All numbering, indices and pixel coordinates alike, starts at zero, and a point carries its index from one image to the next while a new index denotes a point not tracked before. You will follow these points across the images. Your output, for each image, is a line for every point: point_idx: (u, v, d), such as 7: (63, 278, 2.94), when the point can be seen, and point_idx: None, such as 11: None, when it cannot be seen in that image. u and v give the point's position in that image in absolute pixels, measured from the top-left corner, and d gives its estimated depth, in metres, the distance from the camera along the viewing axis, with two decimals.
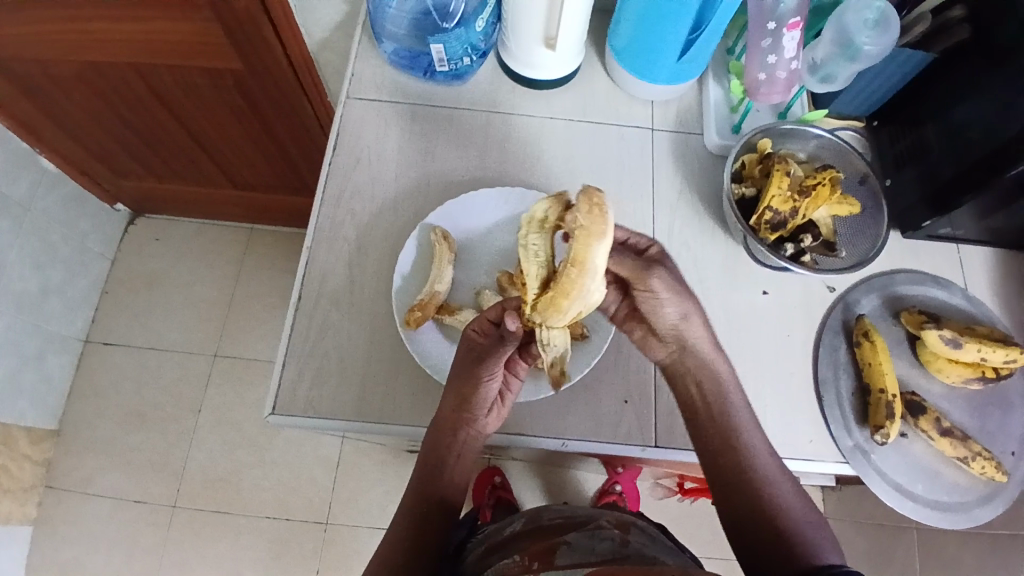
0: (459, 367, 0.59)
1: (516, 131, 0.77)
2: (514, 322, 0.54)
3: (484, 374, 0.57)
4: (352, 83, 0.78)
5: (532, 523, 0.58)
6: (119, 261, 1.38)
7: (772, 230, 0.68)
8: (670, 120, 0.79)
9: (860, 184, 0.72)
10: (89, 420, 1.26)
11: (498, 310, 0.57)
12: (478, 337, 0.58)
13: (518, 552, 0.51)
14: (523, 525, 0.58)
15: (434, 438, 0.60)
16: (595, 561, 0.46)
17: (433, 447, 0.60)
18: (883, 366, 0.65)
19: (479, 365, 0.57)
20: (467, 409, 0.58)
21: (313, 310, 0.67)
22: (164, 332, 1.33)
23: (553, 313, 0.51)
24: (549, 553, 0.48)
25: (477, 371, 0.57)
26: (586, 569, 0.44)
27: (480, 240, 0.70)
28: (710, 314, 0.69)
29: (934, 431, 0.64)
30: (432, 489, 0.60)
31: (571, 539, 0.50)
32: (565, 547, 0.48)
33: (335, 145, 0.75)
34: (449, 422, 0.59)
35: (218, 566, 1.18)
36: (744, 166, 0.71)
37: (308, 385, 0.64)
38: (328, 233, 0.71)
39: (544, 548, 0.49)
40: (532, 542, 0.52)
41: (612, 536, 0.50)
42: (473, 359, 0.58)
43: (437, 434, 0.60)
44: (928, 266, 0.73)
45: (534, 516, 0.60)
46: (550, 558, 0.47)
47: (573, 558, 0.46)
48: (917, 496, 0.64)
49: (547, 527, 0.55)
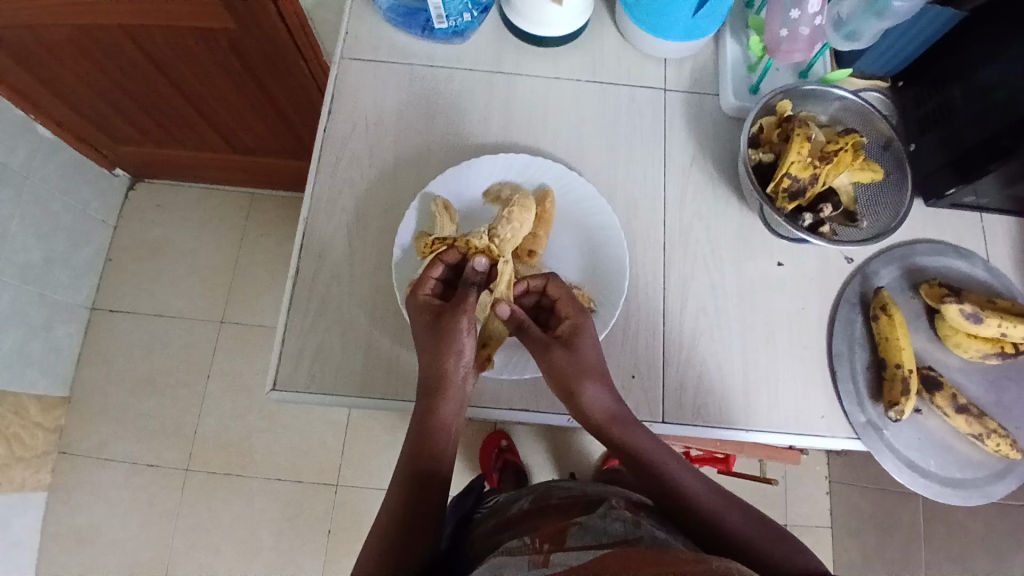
0: (424, 324, 0.57)
1: (520, 93, 0.73)
2: (481, 261, 0.58)
3: (452, 323, 0.56)
4: (347, 42, 0.74)
5: (541, 503, 0.56)
6: (121, 228, 1.36)
7: (789, 199, 0.64)
8: (682, 80, 0.75)
9: (884, 149, 0.69)
10: (100, 388, 1.27)
11: (441, 267, 0.59)
12: (429, 303, 0.58)
13: (528, 533, 0.50)
14: (531, 503, 0.57)
15: (422, 405, 0.57)
16: (607, 544, 0.45)
17: (422, 414, 0.57)
18: (900, 341, 0.62)
19: (452, 319, 0.56)
20: (449, 361, 0.56)
21: (313, 283, 0.65)
22: (169, 299, 1.33)
23: (524, 215, 0.62)
24: (559, 534, 0.47)
25: (446, 324, 0.56)
26: (595, 553, 0.43)
27: (485, 209, 0.68)
28: (722, 286, 0.67)
29: (949, 407, 0.62)
30: (428, 462, 0.55)
31: (582, 520, 0.48)
32: (576, 529, 0.47)
33: (331, 108, 0.71)
34: (431, 385, 0.57)
35: (232, 527, 1.20)
36: (761, 130, 0.67)
37: (309, 362, 0.63)
38: (327, 202, 0.68)
39: (555, 530, 0.48)
40: (543, 524, 0.51)
41: (624, 515, 0.48)
42: (435, 317, 0.57)
43: (429, 397, 0.57)
44: (948, 234, 0.70)
45: (542, 495, 0.59)
46: (561, 539, 0.46)
47: (585, 541, 0.45)
48: (929, 473, 0.63)
49: (556, 507, 0.54)
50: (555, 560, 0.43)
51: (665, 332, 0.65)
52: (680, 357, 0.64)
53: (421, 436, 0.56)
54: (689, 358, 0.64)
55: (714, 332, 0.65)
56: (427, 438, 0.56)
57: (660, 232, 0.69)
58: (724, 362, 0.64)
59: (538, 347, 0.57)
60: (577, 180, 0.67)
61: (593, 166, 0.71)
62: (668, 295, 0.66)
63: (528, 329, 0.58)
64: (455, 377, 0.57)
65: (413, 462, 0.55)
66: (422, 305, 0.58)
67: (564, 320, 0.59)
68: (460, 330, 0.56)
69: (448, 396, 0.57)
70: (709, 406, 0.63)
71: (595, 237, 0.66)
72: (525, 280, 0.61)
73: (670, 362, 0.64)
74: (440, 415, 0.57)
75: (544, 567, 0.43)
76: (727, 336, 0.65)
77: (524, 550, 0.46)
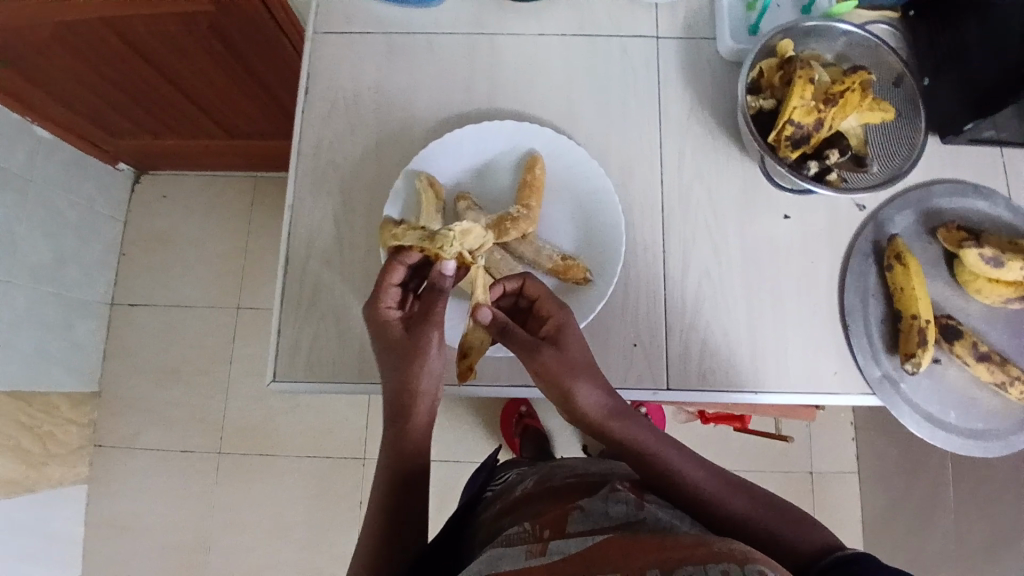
0: (388, 335, 0.56)
1: (505, 56, 0.70)
2: (451, 265, 0.55)
3: (417, 337, 0.55)
4: (321, 15, 0.71)
5: (543, 484, 0.56)
6: (130, 222, 1.37)
7: (793, 148, 0.60)
8: (675, 26, 0.70)
9: (895, 87, 0.64)
10: (126, 380, 1.30)
11: (400, 270, 0.57)
12: (390, 318, 0.56)
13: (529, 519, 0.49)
14: (535, 485, 0.57)
15: (395, 419, 0.56)
16: (607, 528, 0.44)
17: (399, 426, 0.55)
18: (917, 291, 0.59)
19: (423, 328, 0.55)
20: (420, 372, 0.55)
21: (305, 271, 0.64)
22: (184, 289, 1.34)
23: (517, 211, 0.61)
24: (558, 519, 0.46)
25: (410, 336, 0.55)
26: (596, 538, 0.42)
27: (473, 183, 0.66)
28: (725, 245, 0.64)
29: (969, 356, 0.60)
30: (420, 450, 0.55)
31: (583, 504, 0.48)
32: (577, 513, 0.46)
33: (309, 88, 0.69)
34: (401, 400, 0.55)
35: (266, 505, 1.25)
36: (761, 74, 0.62)
37: (306, 350, 0.63)
38: (311, 187, 0.67)
39: (556, 515, 0.47)
40: (544, 509, 0.51)
41: (627, 496, 0.48)
42: (399, 330, 0.56)
43: (404, 411, 0.55)
44: (967, 174, 0.66)
45: (545, 476, 0.58)
46: (562, 525, 0.46)
47: (585, 525, 0.44)
48: (950, 426, 0.61)
49: (559, 489, 0.53)
50: (555, 547, 0.43)
51: (667, 298, 0.63)
52: (684, 323, 0.62)
53: (394, 448, 0.55)
54: (693, 323, 0.62)
55: (719, 296, 0.63)
56: (404, 448, 0.55)
57: (658, 194, 0.66)
58: (730, 324, 0.62)
59: (525, 349, 0.55)
60: (569, 146, 0.64)
61: (585, 129, 0.68)
62: (668, 260, 0.64)
63: (512, 332, 0.56)
64: (426, 389, 0.55)
65: (406, 455, 0.55)
66: (383, 323, 0.56)
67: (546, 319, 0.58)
68: (429, 345, 0.55)
69: (420, 408, 0.55)
70: (716, 369, 0.61)
71: (590, 203, 0.64)
72: (500, 282, 0.59)
73: (673, 329, 0.62)
74: (414, 429, 0.55)
75: (544, 554, 0.43)
76: (732, 297, 0.63)
77: (522, 540, 0.45)
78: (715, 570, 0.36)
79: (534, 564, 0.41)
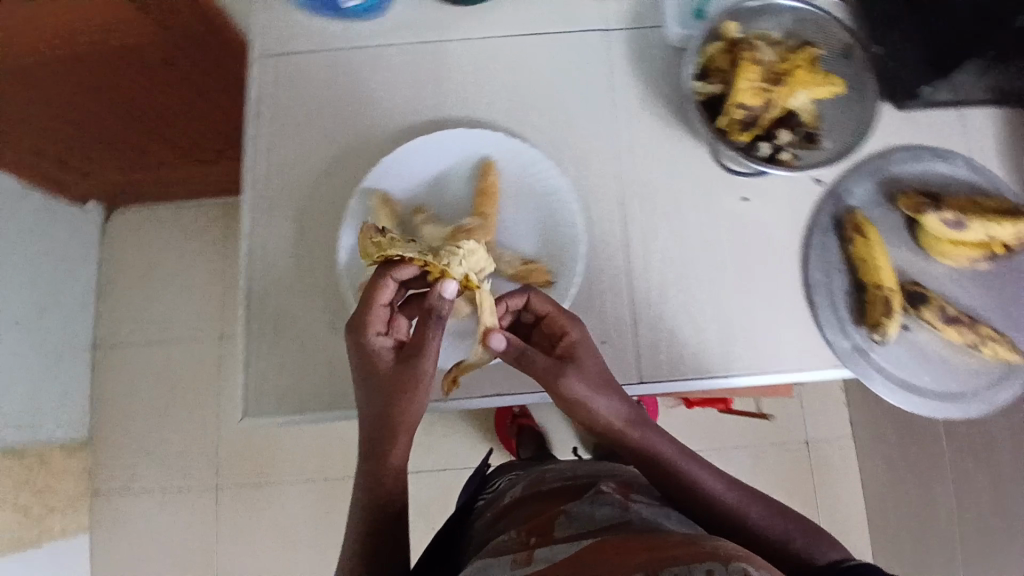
0: (375, 369, 0.56)
1: (451, 62, 0.69)
2: (452, 286, 0.55)
3: (410, 370, 0.55)
4: (261, 38, 0.70)
5: (530, 491, 0.56)
6: (105, 261, 1.35)
7: (743, 130, 0.60)
8: (620, 16, 0.70)
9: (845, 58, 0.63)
10: (117, 421, 1.29)
11: (388, 286, 0.56)
12: (379, 351, 0.56)
13: (516, 526, 0.49)
14: (524, 490, 0.57)
15: (373, 453, 0.57)
16: (595, 531, 0.44)
17: (375, 463, 0.57)
18: (878, 262, 0.60)
19: (411, 362, 0.55)
20: (402, 406, 0.55)
21: (268, 300, 0.64)
22: (166, 323, 1.33)
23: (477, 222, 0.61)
24: (546, 525, 0.46)
25: (397, 370, 0.55)
26: (583, 542, 0.42)
27: (429, 195, 0.65)
28: (686, 233, 0.64)
29: (938, 319, 0.60)
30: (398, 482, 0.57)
31: (570, 509, 0.48)
32: (564, 518, 0.46)
33: (256, 114, 0.68)
34: (380, 433, 0.56)
35: (270, 532, 1.24)
36: (709, 59, 0.62)
37: (275, 379, 0.62)
38: (268, 215, 0.66)
39: (543, 521, 0.47)
40: (531, 515, 0.50)
41: (614, 499, 0.48)
42: (388, 364, 0.56)
43: (380, 447, 0.57)
44: (925, 138, 0.66)
45: (534, 480, 0.58)
46: (548, 531, 0.45)
47: (573, 529, 0.44)
48: (925, 390, 0.61)
49: (548, 493, 0.53)
50: (540, 554, 0.42)
51: (632, 291, 0.63)
52: (651, 314, 0.62)
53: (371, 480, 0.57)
54: (660, 315, 0.62)
55: (684, 283, 0.63)
56: (379, 482, 0.57)
57: (616, 188, 0.65)
58: (697, 311, 0.62)
59: (546, 374, 0.55)
60: (521, 148, 0.64)
61: (539, 128, 0.68)
62: (632, 253, 0.64)
63: (529, 357, 0.56)
64: (409, 421, 0.56)
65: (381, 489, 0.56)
66: (371, 357, 0.56)
67: (562, 337, 0.58)
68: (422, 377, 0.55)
69: (398, 443, 0.56)
70: (686, 357, 0.61)
71: (547, 205, 0.64)
72: (504, 300, 0.58)
73: (640, 321, 0.62)
74: (391, 462, 0.57)
75: (529, 562, 0.42)
76: (697, 284, 0.63)
77: (509, 548, 0.45)
78: (700, 568, 0.36)
79: (520, 573, 0.41)
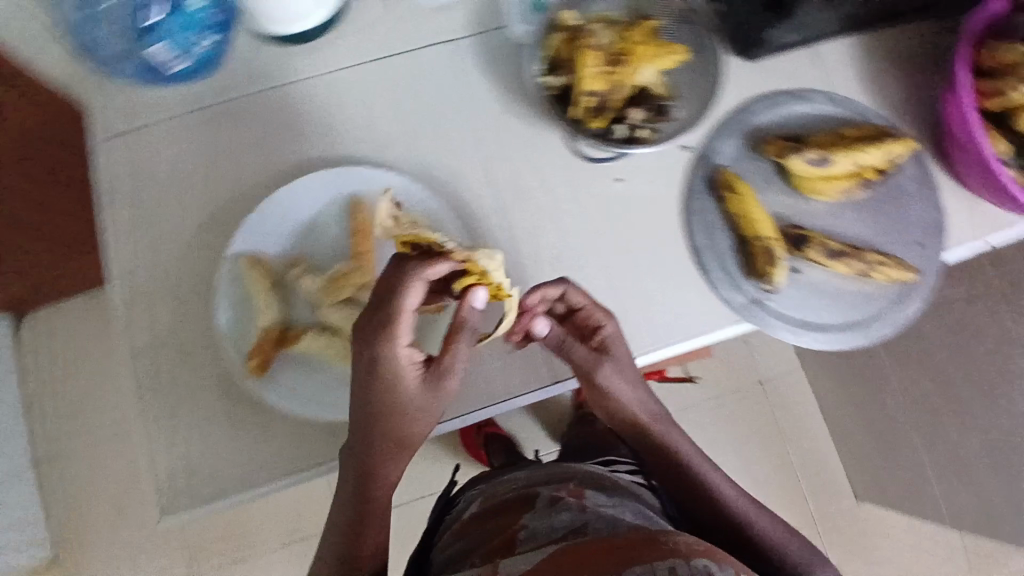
0: (403, 400, 0.54)
1: (303, 104, 0.67)
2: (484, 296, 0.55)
3: (432, 391, 0.55)
4: (97, 119, 0.66)
5: (495, 502, 0.62)
6: (25, 373, 1.23)
7: (596, 117, 0.62)
8: (466, 21, 0.69)
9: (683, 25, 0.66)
10: (73, 539, 1.21)
11: (422, 287, 0.52)
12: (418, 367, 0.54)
13: (479, 551, 0.55)
14: (481, 507, 0.63)
15: (366, 480, 0.58)
16: (556, 539, 0.52)
17: (376, 486, 0.58)
18: (754, 213, 0.62)
19: (436, 389, 0.55)
20: (400, 450, 0.58)
21: (165, 391, 0.60)
22: (97, 425, 1.24)
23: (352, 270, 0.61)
24: (511, 539, 0.54)
25: (426, 394, 0.55)
26: (546, 551, 0.48)
27: (305, 245, 0.64)
28: (570, 225, 0.64)
29: (823, 256, 0.62)
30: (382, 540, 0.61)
31: (528, 524, 0.55)
32: (524, 534, 0.53)
33: (108, 199, 0.65)
34: (382, 459, 0.57)
35: None
36: (554, 50, 0.64)
37: (184, 473, 0.59)
38: (147, 302, 0.62)
39: (504, 541, 0.54)
40: (495, 526, 0.58)
41: (569, 505, 0.56)
42: (419, 390, 0.54)
43: (371, 474, 0.57)
44: (785, 80, 0.67)
45: (489, 495, 0.64)
46: (513, 547, 0.52)
47: (534, 543, 0.52)
48: (827, 325, 0.62)
49: (505, 505, 0.60)
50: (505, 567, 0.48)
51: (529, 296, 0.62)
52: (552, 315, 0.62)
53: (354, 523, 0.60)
54: None
55: (578, 274, 0.63)
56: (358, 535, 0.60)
57: (495, 195, 0.65)
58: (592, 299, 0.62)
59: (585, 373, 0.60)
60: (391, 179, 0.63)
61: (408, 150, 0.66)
62: (524, 256, 0.63)
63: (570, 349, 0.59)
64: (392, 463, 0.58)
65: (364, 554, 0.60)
66: (390, 376, 0.53)
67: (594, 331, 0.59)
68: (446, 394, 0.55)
69: (397, 463, 0.59)
70: None
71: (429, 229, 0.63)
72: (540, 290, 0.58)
73: None
74: (374, 505, 0.60)
75: None
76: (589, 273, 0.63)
77: (480, 556, 0.54)
78: (662, 567, 0.41)
79: None
